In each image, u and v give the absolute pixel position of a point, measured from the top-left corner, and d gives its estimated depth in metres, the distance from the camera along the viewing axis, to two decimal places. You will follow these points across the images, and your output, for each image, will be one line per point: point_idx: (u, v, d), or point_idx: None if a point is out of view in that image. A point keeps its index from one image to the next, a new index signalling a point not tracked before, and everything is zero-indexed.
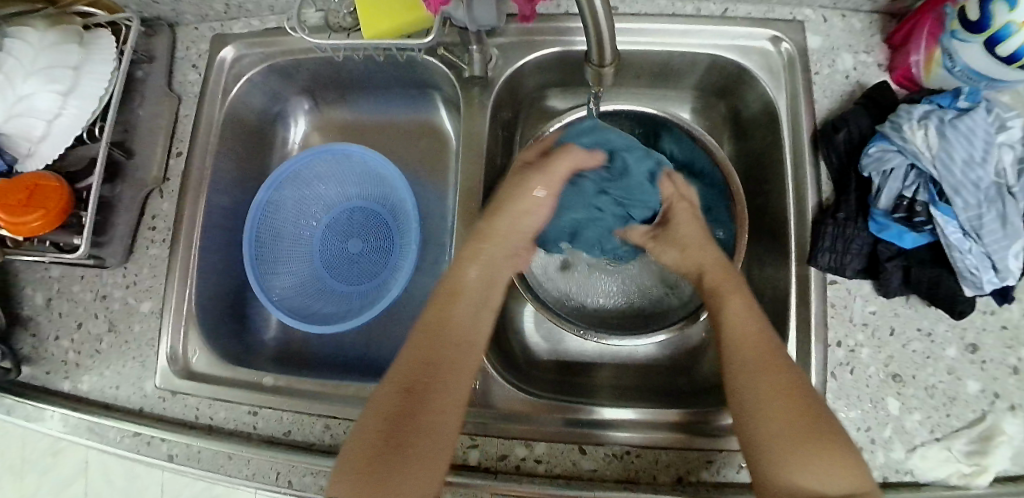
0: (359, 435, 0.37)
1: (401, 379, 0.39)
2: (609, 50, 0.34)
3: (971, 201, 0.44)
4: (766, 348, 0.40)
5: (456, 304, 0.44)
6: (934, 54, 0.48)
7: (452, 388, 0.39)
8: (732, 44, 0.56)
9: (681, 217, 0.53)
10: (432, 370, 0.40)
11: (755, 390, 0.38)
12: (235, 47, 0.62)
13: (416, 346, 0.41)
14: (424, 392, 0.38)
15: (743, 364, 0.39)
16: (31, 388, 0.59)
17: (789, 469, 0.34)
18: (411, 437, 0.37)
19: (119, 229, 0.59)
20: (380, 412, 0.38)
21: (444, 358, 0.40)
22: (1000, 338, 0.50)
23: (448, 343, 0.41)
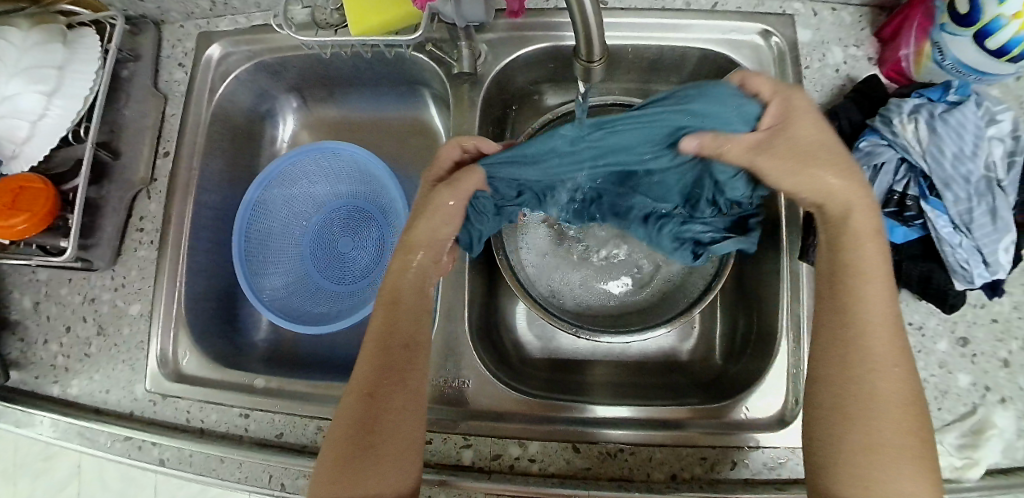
0: (336, 430, 0.41)
1: (365, 381, 0.41)
2: (598, 45, 0.33)
3: (962, 195, 0.44)
4: (890, 343, 0.39)
5: (398, 308, 0.44)
6: (923, 48, 0.48)
7: (408, 395, 0.41)
8: (722, 39, 0.56)
9: (800, 116, 0.41)
10: (389, 382, 0.41)
11: (870, 392, 0.38)
12: (221, 45, 0.61)
13: (373, 347, 0.43)
14: (383, 392, 0.41)
15: (863, 359, 0.39)
16: (20, 393, 0.58)
17: (878, 476, 0.37)
18: (376, 437, 0.40)
19: (106, 232, 0.59)
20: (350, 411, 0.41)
21: (399, 367, 0.42)
22: (991, 331, 0.50)
23: (397, 348, 0.42)
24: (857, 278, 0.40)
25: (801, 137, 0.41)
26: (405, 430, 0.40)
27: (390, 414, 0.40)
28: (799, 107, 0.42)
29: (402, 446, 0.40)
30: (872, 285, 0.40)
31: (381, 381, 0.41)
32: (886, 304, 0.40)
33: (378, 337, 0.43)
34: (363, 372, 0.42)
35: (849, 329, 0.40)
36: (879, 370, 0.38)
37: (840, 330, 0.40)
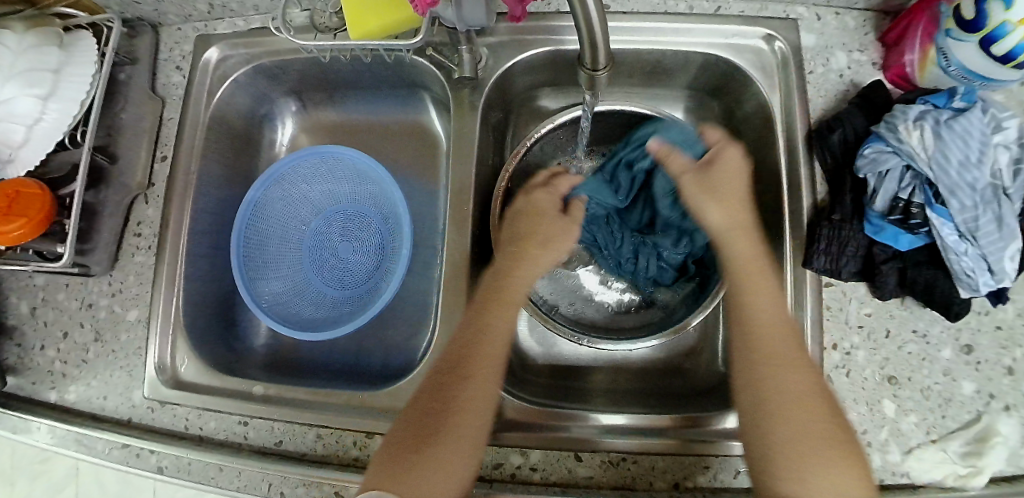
0: (403, 423, 0.41)
1: (438, 383, 0.42)
2: (604, 53, 0.33)
3: (967, 203, 0.44)
4: (786, 341, 0.41)
5: (493, 319, 0.44)
6: (928, 52, 0.47)
7: (480, 400, 0.41)
8: (725, 43, 0.55)
9: (730, 163, 0.48)
10: (467, 380, 0.42)
11: (778, 392, 0.39)
12: (219, 48, 0.61)
13: (456, 353, 0.43)
14: (455, 396, 0.41)
15: (765, 359, 0.41)
16: (17, 399, 0.58)
17: (807, 471, 0.36)
18: (437, 436, 0.40)
19: (103, 236, 0.58)
20: (419, 408, 0.42)
21: (482, 369, 0.42)
22: (995, 339, 0.50)
23: (474, 355, 0.43)
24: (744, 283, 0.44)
25: (724, 179, 0.47)
26: (470, 434, 0.40)
27: (461, 413, 0.40)
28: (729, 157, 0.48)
29: (464, 450, 0.40)
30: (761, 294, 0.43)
31: (460, 378, 0.42)
32: (780, 308, 0.43)
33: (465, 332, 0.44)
34: (439, 374, 0.43)
35: (752, 333, 0.42)
36: (779, 369, 0.40)
37: (742, 340, 0.43)
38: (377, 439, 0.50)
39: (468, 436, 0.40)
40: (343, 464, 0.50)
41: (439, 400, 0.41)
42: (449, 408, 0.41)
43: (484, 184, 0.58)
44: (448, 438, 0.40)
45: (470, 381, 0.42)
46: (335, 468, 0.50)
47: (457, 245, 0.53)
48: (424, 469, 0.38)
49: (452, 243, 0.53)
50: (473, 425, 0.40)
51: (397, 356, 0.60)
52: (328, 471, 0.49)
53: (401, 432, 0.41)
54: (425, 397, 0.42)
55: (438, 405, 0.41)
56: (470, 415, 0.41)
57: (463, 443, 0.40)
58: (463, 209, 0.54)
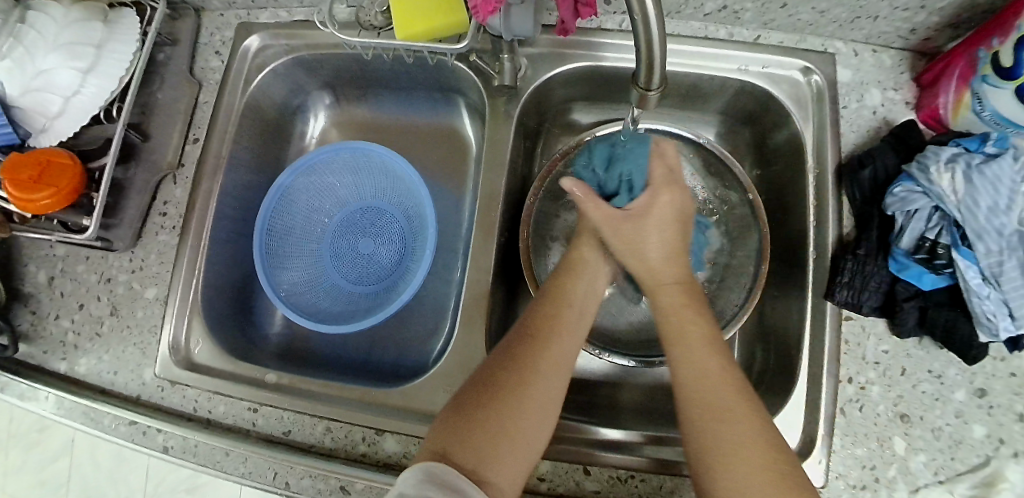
0: (468, 385, 0.40)
1: (514, 345, 0.42)
2: (658, 73, 0.33)
3: (993, 247, 0.44)
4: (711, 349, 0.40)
5: (572, 290, 0.46)
6: (963, 97, 0.48)
7: (554, 368, 0.41)
8: (761, 72, 0.56)
9: (660, 209, 0.45)
10: (539, 346, 0.41)
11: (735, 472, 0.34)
12: (261, 36, 0.61)
13: (532, 319, 0.44)
14: (529, 360, 0.40)
15: (703, 415, 0.37)
16: (26, 367, 0.58)
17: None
18: (496, 406, 0.38)
19: (129, 213, 0.58)
20: (488, 371, 0.40)
21: (557, 335, 0.42)
22: (1009, 385, 0.50)
23: (548, 326, 0.43)
24: (686, 337, 0.40)
25: (646, 232, 0.44)
26: (538, 400, 0.39)
27: (534, 376, 0.40)
28: (663, 204, 0.45)
29: (532, 420, 0.38)
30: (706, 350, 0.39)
31: (530, 343, 0.41)
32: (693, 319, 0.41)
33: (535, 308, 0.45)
34: (516, 337, 0.42)
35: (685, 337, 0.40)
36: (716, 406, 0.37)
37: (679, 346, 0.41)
38: (387, 437, 0.50)
39: (538, 401, 0.39)
40: (350, 459, 0.50)
41: (512, 364, 0.40)
42: (518, 370, 0.40)
43: (513, 192, 0.58)
44: (518, 404, 0.38)
45: (543, 344, 0.41)
46: (342, 462, 0.49)
47: (482, 249, 0.54)
48: (482, 438, 0.36)
49: (478, 248, 0.54)
50: (543, 393, 0.39)
51: (410, 355, 0.60)
52: (335, 464, 0.49)
53: (464, 395, 0.39)
54: (491, 363, 0.41)
55: (507, 369, 0.40)
56: (539, 382, 0.39)
57: (534, 404, 0.39)
58: (491, 214, 0.54)
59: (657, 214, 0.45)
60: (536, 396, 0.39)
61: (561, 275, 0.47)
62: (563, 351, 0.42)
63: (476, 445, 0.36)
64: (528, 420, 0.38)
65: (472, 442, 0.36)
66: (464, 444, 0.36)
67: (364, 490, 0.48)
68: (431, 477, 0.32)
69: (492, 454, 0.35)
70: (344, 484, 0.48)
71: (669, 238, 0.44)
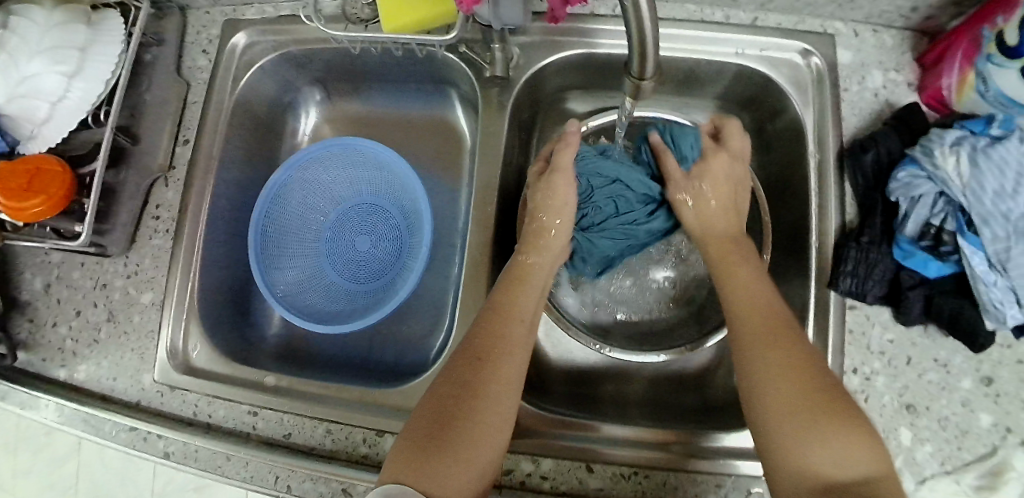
0: (420, 411, 0.40)
1: (463, 365, 0.41)
2: (650, 62, 0.32)
3: (1000, 232, 0.43)
4: (771, 322, 0.41)
5: (518, 300, 0.46)
6: (966, 76, 0.47)
7: (505, 384, 0.40)
8: (760, 55, 0.55)
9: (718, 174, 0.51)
10: (490, 363, 0.41)
11: (775, 387, 0.37)
12: (248, 33, 0.60)
13: (479, 334, 0.43)
14: (479, 379, 0.40)
15: (750, 339, 0.40)
16: (26, 375, 0.58)
17: (809, 441, 0.34)
18: (450, 428, 0.37)
19: (122, 217, 0.58)
20: (439, 393, 0.40)
21: (505, 349, 0.42)
22: (1016, 372, 0.49)
23: (495, 341, 0.42)
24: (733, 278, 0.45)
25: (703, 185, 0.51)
26: (494, 419, 0.39)
27: (484, 395, 0.39)
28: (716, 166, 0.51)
29: (486, 437, 0.38)
30: (752, 288, 0.44)
31: (477, 362, 0.41)
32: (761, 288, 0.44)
33: (485, 322, 0.44)
34: (463, 356, 0.42)
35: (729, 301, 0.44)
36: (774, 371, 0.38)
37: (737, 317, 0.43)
38: (387, 438, 0.50)
39: (491, 419, 0.38)
40: (352, 461, 0.50)
41: (461, 384, 0.40)
42: (469, 391, 0.39)
43: (508, 186, 0.57)
44: (471, 425, 0.38)
45: (494, 360, 0.41)
46: (344, 464, 0.49)
47: (478, 245, 0.53)
48: (437, 462, 0.35)
49: (474, 245, 0.53)
50: (496, 410, 0.39)
51: (408, 354, 0.59)
52: (336, 466, 0.49)
53: (418, 421, 0.39)
54: (442, 385, 0.40)
55: (460, 391, 0.39)
56: (490, 400, 0.39)
57: (486, 424, 0.38)
58: (487, 209, 0.53)
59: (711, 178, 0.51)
60: (489, 413, 0.39)
61: (511, 284, 0.47)
62: (515, 366, 0.42)
63: (432, 472, 0.35)
64: (484, 439, 0.38)
65: (428, 469, 0.35)
66: (421, 470, 0.35)
67: (366, 492, 0.48)
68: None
69: (446, 478, 0.35)
70: (346, 486, 0.48)
71: (729, 193, 0.51)
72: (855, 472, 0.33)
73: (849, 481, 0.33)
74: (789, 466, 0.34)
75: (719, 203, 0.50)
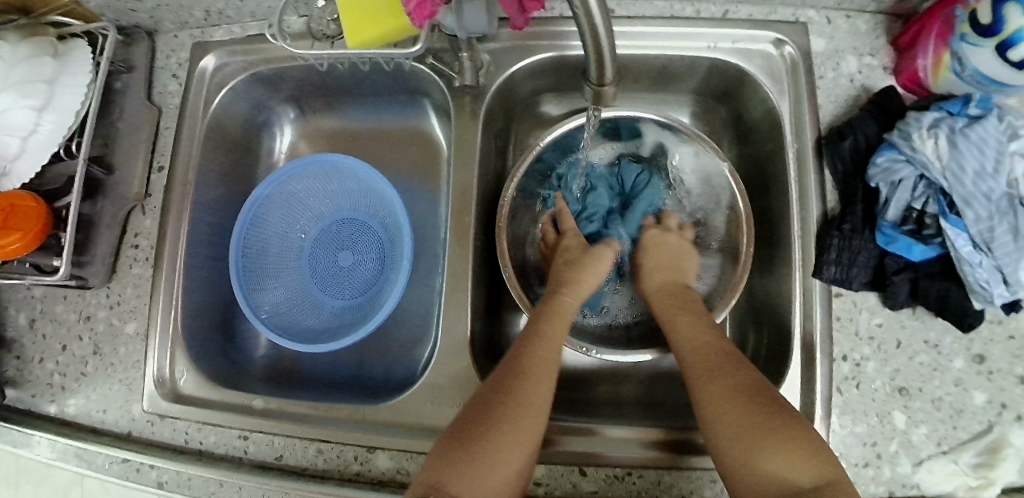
0: (458, 421, 0.40)
1: (501, 378, 0.43)
2: (610, 66, 0.32)
3: (983, 213, 0.42)
4: (710, 354, 0.44)
5: (557, 327, 0.48)
6: (942, 58, 0.46)
7: (541, 397, 0.42)
8: (732, 48, 0.54)
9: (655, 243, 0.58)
10: (530, 382, 0.42)
11: (719, 418, 0.40)
12: (216, 56, 0.60)
13: (518, 353, 0.45)
14: (519, 391, 0.41)
15: (694, 374, 0.43)
16: (16, 412, 0.57)
17: (756, 457, 0.37)
18: (486, 435, 0.38)
19: (101, 248, 0.57)
20: (478, 403, 0.41)
21: (543, 370, 0.44)
22: (1008, 348, 0.49)
23: (533, 360, 0.44)
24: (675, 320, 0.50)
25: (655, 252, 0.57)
26: (530, 430, 0.40)
27: (525, 406, 0.41)
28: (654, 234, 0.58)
29: (522, 448, 0.39)
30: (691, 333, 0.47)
31: (518, 376, 0.43)
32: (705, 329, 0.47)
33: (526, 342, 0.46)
34: (502, 372, 0.44)
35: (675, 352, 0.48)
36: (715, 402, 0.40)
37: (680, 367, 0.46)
38: (379, 453, 0.49)
39: (529, 429, 0.40)
40: (345, 478, 0.49)
41: (499, 396, 0.41)
42: (507, 407, 0.40)
43: (487, 193, 0.57)
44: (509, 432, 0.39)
45: (530, 379, 0.43)
46: (337, 482, 0.49)
47: (459, 255, 0.52)
48: (470, 468, 0.36)
49: (455, 256, 0.52)
50: (529, 430, 0.40)
51: (398, 367, 0.59)
52: (330, 486, 0.49)
53: (457, 428, 0.40)
54: (482, 397, 0.42)
55: (499, 404, 0.40)
56: (529, 413, 0.40)
57: (521, 438, 0.39)
58: (465, 219, 0.53)
59: (659, 250, 0.57)
60: (524, 430, 0.40)
61: (542, 317, 0.49)
62: (549, 388, 0.43)
63: (469, 475, 0.36)
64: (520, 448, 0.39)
65: (465, 472, 0.36)
66: (456, 474, 0.36)
67: None
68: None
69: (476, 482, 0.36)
70: None
71: (667, 256, 0.56)
72: (802, 479, 0.35)
73: (803, 486, 0.35)
74: (748, 479, 0.37)
75: (666, 276, 0.55)
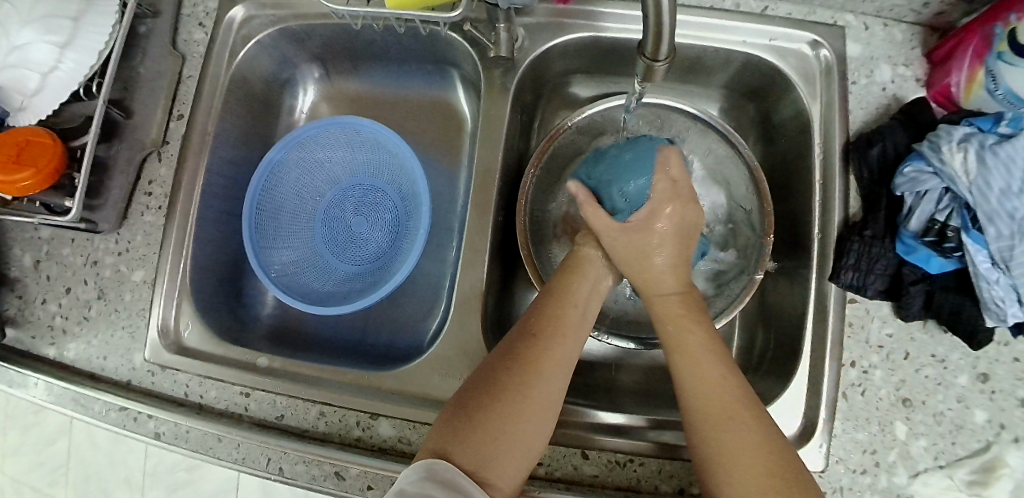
0: (468, 385, 0.39)
1: (518, 341, 0.40)
2: (667, 42, 0.31)
3: (1005, 231, 0.42)
4: (731, 395, 0.37)
5: (578, 285, 0.45)
6: (976, 74, 0.46)
7: (561, 365, 0.39)
8: (768, 45, 0.54)
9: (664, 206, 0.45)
10: (546, 344, 0.40)
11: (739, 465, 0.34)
12: (245, 7, 0.58)
13: (536, 314, 0.42)
14: (534, 355, 0.39)
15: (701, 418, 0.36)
16: (15, 352, 0.57)
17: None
18: (498, 406, 0.36)
19: (113, 193, 0.56)
20: (490, 366, 0.39)
21: (559, 331, 0.41)
22: (1012, 370, 0.49)
23: (551, 321, 0.41)
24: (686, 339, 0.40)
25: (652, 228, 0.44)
26: (544, 399, 0.38)
27: (539, 376, 0.38)
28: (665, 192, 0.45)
29: (536, 422, 0.37)
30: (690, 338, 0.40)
31: (532, 340, 0.40)
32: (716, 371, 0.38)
33: (546, 302, 0.43)
34: (519, 333, 0.41)
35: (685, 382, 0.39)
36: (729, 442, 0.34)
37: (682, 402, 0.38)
38: (381, 421, 0.49)
39: (540, 400, 0.37)
40: (344, 443, 0.49)
41: (514, 360, 0.39)
42: (518, 368, 0.38)
43: (509, 170, 0.56)
44: (523, 403, 0.37)
45: (545, 341, 0.40)
46: (336, 446, 0.49)
47: (478, 228, 0.52)
48: (485, 440, 0.35)
49: (473, 230, 0.52)
50: (543, 396, 0.38)
51: (405, 337, 0.59)
52: (329, 449, 0.48)
53: (467, 391, 0.38)
54: (497, 360, 0.39)
55: (510, 368, 0.38)
56: (543, 380, 0.38)
57: (537, 411, 0.37)
58: (486, 193, 0.52)
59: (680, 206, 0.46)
60: (537, 395, 0.37)
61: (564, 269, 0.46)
62: (567, 350, 0.40)
63: (477, 446, 0.35)
64: (533, 419, 0.37)
65: (474, 443, 0.35)
66: (464, 444, 0.35)
67: (359, 474, 0.47)
68: (432, 476, 0.32)
69: (485, 456, 0.34)
70: (339, 469, 0.48)
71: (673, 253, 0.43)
72: None
73: None
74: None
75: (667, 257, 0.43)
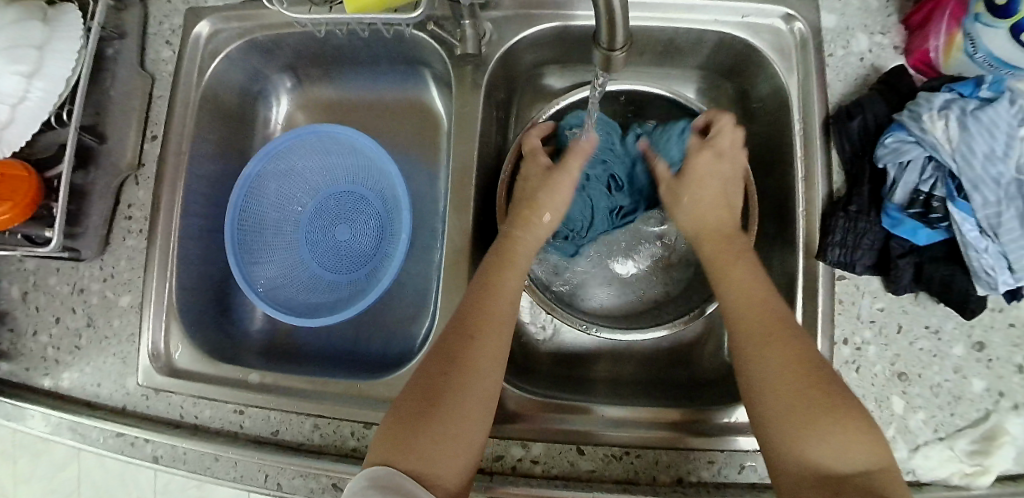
0: (409, 389, 0.40)
1: (452, 340, 0.41)
2: (621, 29, 0.31)
3: (991, 197, 0.42)
4: (771, 317, 0.41)
5: (509, 274, 0.45)
6: (954, 38, 0.45)
7: (494, 361, 0.41)
8: (740, 22, 0.53)
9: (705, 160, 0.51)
10: (479, 340, 0.41)
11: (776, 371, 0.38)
12: (210, 21, 0.58)
13: (468, 308, 0.43)
14: (468, 353, 0.40)
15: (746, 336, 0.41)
16: (10, 385, 0.57)
17: (809, 440, 0.35)
18: (438, 408, 0.38)
19: (93, 220, 0.56)
20: (429, 368, 0.40)
21: (490, 325, 0.42)
22: (1007, 336, 0.48)
23: (481, 318, 0.42)
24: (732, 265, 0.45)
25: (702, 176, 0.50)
26: (479, 396, 0.39)
27: (473, 375, 0.39)
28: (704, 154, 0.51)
29: (476, 418, 0.38)
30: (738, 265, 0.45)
31: (465, 338, 0.41)
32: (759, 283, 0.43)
33: (477, 295, 0.44)
34: (452, 331, 0.42)
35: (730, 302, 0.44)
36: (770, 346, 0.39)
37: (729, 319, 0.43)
38: (375, 430, 0.49)
39: (476, 398, 0.39)
40: (341, 454, 0.49)
41: (449, 362, 0.40)
42: (453, 372, 0.39)
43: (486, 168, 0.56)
44: (460, 403, 0.38)
45: (476, 339, 0.41)
46: (332, 459, 0.49)
47: (458, 229, 0.51)
48: (427, 443, 0.36)
49: (454, 232, 0.51)
50: (477, 396, 0.39)
51: (396, 342, 0.59)
52: (326, 461, 0.48)
53: (410, 396, 0.39)
54: (433, 362, 0.40)
55: (447, 370, 0.39)
56: (477, 376, 0.39)
57: (474, 407, 0.39)
58: (465, 193, 0.52)
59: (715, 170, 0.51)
60: (473, 393, 0.39)
61: (494, 265, 0.45)
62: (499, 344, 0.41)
63: (420, 451, 0.36)
64: (472, 416, 0.38)
65: (417, 448, 0.36)
66: (408, 450, 0.36)
67: None
68: (375, 483, 0.33)
69: (428, 458, 0.36)
70: (336, 481, 0.48)
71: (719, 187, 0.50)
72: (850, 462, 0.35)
73: (847, 470, 0.34)
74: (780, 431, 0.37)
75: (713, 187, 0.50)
